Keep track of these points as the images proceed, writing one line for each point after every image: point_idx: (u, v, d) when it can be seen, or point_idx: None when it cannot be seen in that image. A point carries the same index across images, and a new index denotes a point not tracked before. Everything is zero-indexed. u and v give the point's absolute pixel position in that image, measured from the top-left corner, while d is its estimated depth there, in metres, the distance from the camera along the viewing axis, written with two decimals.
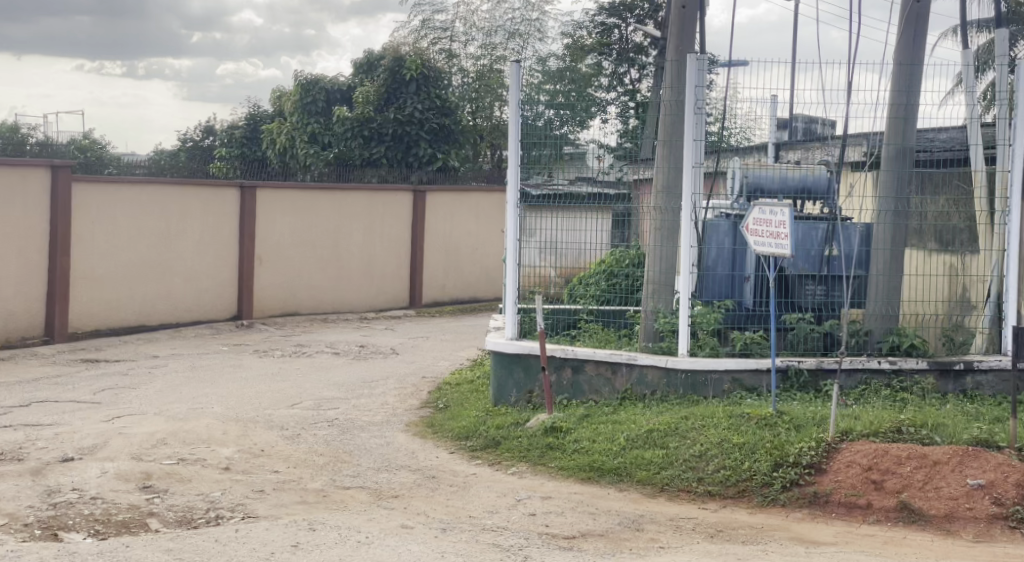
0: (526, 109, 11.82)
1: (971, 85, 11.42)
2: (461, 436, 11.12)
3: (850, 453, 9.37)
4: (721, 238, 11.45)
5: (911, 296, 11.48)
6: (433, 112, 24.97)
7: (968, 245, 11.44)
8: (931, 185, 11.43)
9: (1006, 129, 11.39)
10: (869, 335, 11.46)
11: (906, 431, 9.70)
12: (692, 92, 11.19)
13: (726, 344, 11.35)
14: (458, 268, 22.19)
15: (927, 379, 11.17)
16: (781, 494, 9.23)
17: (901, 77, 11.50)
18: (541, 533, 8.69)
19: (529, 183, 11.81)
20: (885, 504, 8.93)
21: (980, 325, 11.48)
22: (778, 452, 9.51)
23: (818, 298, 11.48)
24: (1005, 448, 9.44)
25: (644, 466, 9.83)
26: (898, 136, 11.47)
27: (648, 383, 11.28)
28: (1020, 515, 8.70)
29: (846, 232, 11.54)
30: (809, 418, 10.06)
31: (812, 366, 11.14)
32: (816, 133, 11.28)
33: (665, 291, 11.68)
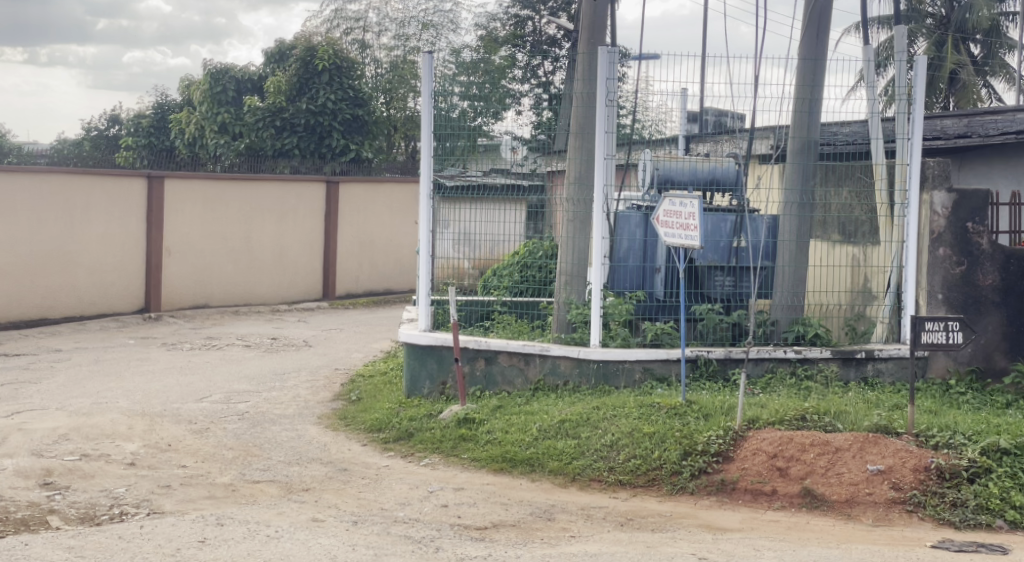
0: (439, 100, 11.88)
1: (873, 82, 11.68)
2: (373, 429, 11.13)
3: (756, 441, 9.55)
4: (633, 229, 11.57)
5: (816, 286, 11.71)
6: (345, 103, 24.80)
7: (870, 237, 11.76)
8: (836, 177, 11.65)
9: (905, 123, 11.69)
10: (775, 326, 11.70)
11: (810, 418, 9.93)
12: (603, 85, 11.31)
13: (637, 334, 11.53)
14: (373, 261, 22.16)
15: (830, 367, 11.45)
16: (690, 483, 9.41)
17: (806, 71, 11.72)
18: (453, 524, 8.75)
19: (444, 174, 11.89)
20: (789, 490, 9.13)
21: (881, 315, 11.76)
22: (688, 440, 9.65)
23: (727, 288, 11.68)
24: (904, 434, 9.59)
25: (556, 456, 9.94)
26: (803, 129, 11.70)
27: (561, 374, 11.39)
28: (917, 499, 8.90)
29: (754, 224, 11.71)
30: (718, 406, 10.24)
31: (721, 355, 11.35)
32: (726, 126, 11.59)
33: (578, 282, 11.80)
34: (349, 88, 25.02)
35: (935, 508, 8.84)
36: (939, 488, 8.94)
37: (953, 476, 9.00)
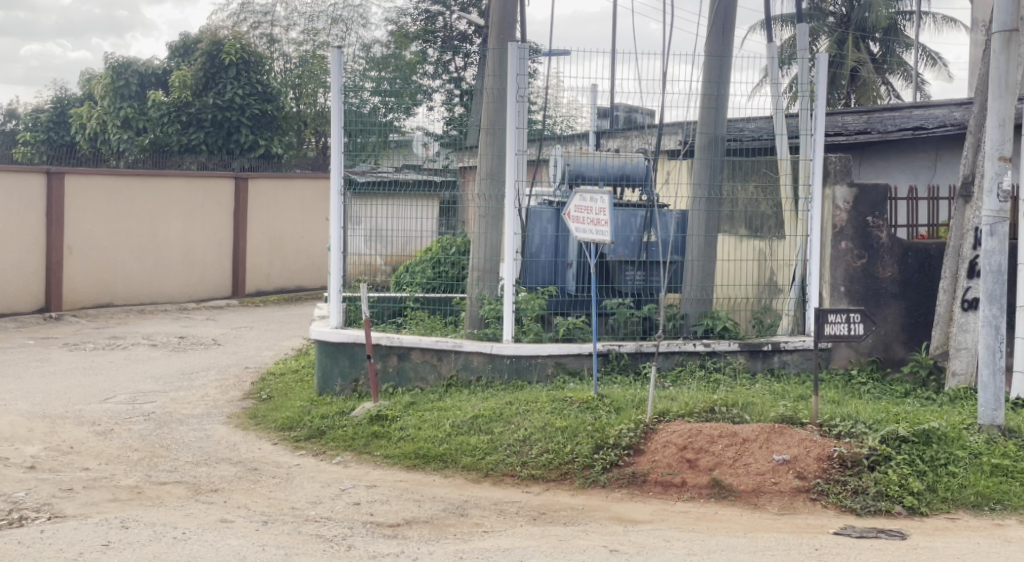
0: (350, 95, 11.80)
1: (777, 78, 11.84)
2: (284, 427, 11.05)
3: (666, 433, 9.65)
4: (544, 225, 11.64)
5: (724, 280, 11.91)
6: (254, 98, 24.49)
7: (776, 231, 11.94)
8: (743, 173, 11.83)
9: (808, 120, 11.92)
10: (684, 320, 11.84)
11: (719, 410, 10.05)
12: (513, 81, 11.32)
13: (549, 329, 11.56)
14: (283, 259, 22.00)
15: (737, 360, 11.63)
16: (602, 476, 9.47)
17: (712, 68, 11.83)
18: (365, 522, 8.72)
19: (355, 170, 11.81)
20: (698, 481, 9.24)
21: (787, 308, 11.97)
22: (599, 434, 9.74)
23: (637, 283, 11.80)
24: (809, 424, 9.74)
25: (469, 452, 9.95)
26: (710, 125, 11.86)
27: (473, 369, 11.41)
28: (821, 487, 9.07)
29: (663, 219, 11.85)
30: (629, 401, 10.39)
31: (632, 349, 11.46)
32: (636, 121, 11.64)
33: (489, 278, 11.82)
34: (257, 83, 24.76)
35: (838, 496, 9.00)
36: (841, 476, 9.11)
37: (855, 464, 9.17)
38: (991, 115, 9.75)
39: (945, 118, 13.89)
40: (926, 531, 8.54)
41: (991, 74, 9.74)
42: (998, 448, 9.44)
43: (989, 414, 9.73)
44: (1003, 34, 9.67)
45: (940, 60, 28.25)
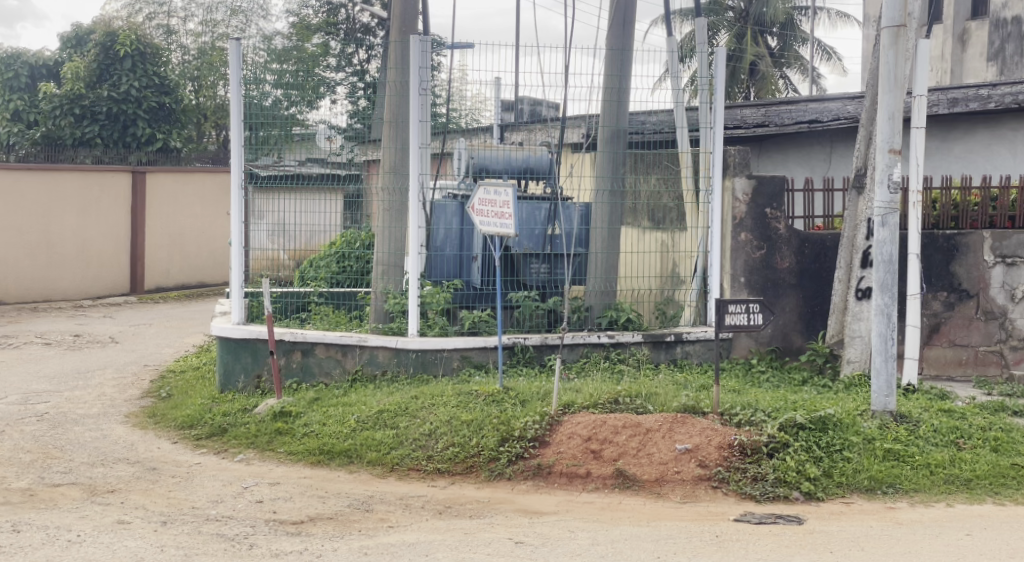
0: (250, 88, 11.68)
1: (676, 72, 11.96)
2: (184, 425, 10.87)
3: (571, 425, 9.70)
4: (449, 219, 11.64)
5: (627, 272, 12.00)
6: (150, 90, 24.19)
7: (677, 223, 12.07)
8: (645, 165, 11.94)
9: (707, 113, 12.06)
10: (589, 311, 11.87)
11: (622, 401, 10.14)
12: (416, 74, 11.32)
13: (455, 323, 11.58)
14: (184, 254, 21.71)
15: (641, 351, 11.74)
16: (507, 468, 9.47)
17: (614, 61, 11.90)
18: (268, 520, 8.62)
19: (258, 164, 11.68)
20: (603, 472, 9.30)
21: (689, 299, 12.10)
22: (505, 427, 9.75)
23: (542, 276, 11.81)
24: (710, 414, 9.85)
25: (374, 447, 9.89)
26: (612, 118, 11.93)
27: (379, 364, 11.35)
28: (721, 475, 9.18)
29: (567, 212, 11.86)
30: (534, 393, 10.45)
31: (537, 342, 11.50)
32: (541, 114, 11.62)
33: (395, 271, 11.73)
34: (154, 75, 24.39)
35: (738, 483, 9.12)
36: (741, 464, 9.22)
37: (754, 452, 9.29)
38: (882, 108, 9.96)
39: (840, 111, 14.13)
40: (823, 515, 8.69)
41: (883, 69, 9.95)
42: (891, 433, 9.65)
43: (882, 400, 9.94)
44: (893, 29, 9.87)
45: (834, 54, 28.78)
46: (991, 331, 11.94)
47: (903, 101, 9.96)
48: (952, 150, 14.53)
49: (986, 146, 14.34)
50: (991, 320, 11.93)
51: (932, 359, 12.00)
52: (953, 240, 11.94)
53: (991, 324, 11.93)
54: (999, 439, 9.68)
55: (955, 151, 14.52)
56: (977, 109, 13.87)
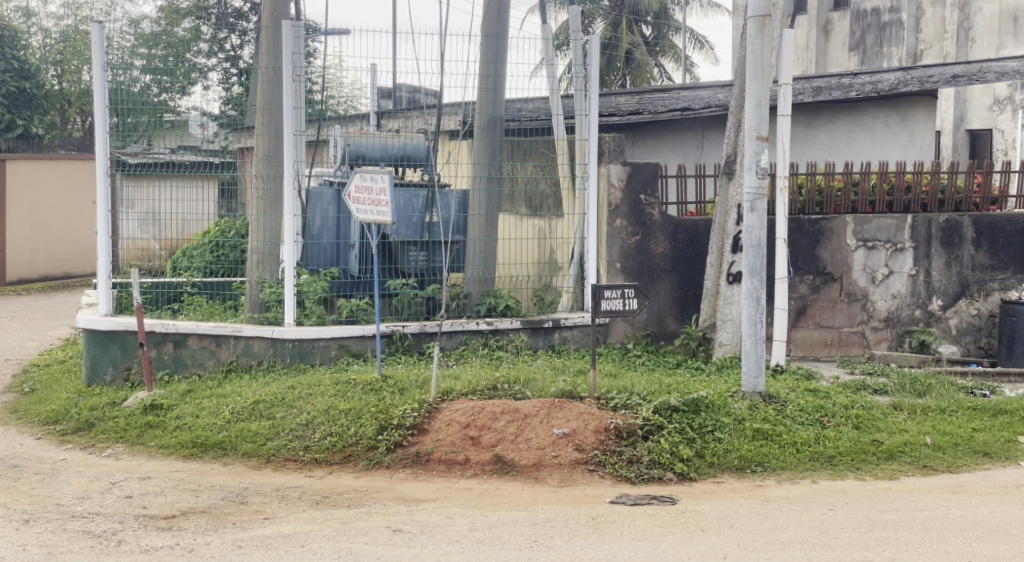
0: (117, 73, 11.39)
1: (552, 60, 11.97)
2: (49, 421, 10.57)
3: (449, 412, 9.67)
4: (325, 206, 11.48)
5: (506, 258, 12.02)
6: (10, 75, 23.38)
7: (554, 209, 12.09)
8: (521, 152, 11.95)
9: (582, 100, 12.13)
10: (468, 299, 11.90)
11: (500, 387, 10.18)
12: (290, 60, 11.18)
13: (332, 311, 11.45)
14: (49, 244, 21.18)
15: (519, 337, 11.80)
16: (385, 457, 9.41)
17: (489, 48, 11.89)
18: (137, 515, 8.44)
19: (127, 151, 11.42)
20: (481, 458, 9.30)
21: (566, 285, 12.19)
22: (383, 416, 9.67)
23: (420, 263, 11.76)
24: (587, 398, 9.93)
25: (249, 439, 9.75)
26: (488, 105, 11.88)
27: (254, 354, 11.19)
28: (598, 459, 9.25)
29: (444, 199, 11.83)
30: (414, 381, 10.42)
31: (415, 330, 11.49)
32: (419, 102, 11.58)
33: (270, 261, 11.58)
34: (15, 60, 23.54)
35: (614, 466, 9.21)
36: (617, 447, 9.31)
37: (630, 435, 9.37)
38: (750, 97, 10.16)
39: (711, 99, 14.34)
40: (695, 495, 8.84)
41: (750, 58, 10.13)
42: (760, 414, 9.85)
43: (751, 381, 10.16)
44: (758, 19, 10.07)
45: (706, 42, 29.27)
46: (854, 312, 12.27)
47: (769, 90, 10.17)
48: (817, 137, 14.85)
49: (848, 132, 14.77)
50: (853, 301, 12.26)
51: (799, 341, 12.28)
52: (818, 225, 12.20)
53: (854, 306, 12.26)
54: (860, 416, 9.96)
55: (821, 138, 14.84)
56: (839, 97, 14.18)
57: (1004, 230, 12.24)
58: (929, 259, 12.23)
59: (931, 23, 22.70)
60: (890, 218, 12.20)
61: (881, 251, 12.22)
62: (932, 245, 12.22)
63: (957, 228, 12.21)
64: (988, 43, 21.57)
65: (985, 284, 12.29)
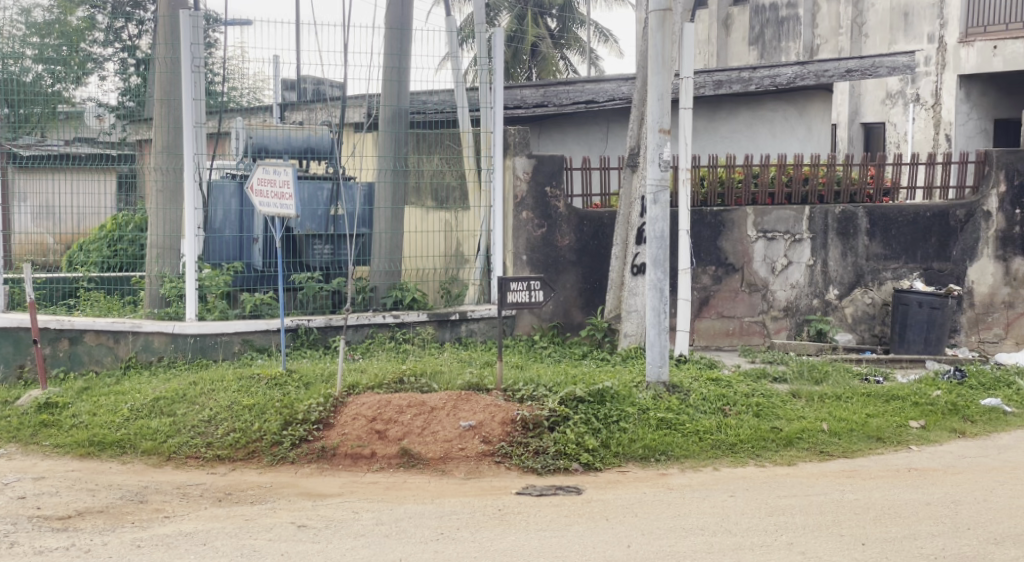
0: (8, 63, 11.19)
1: (457, 54, 11.97)
2: None
3: (356, 405, 9.67)
4: (227, 198, 11.41)
5: (411, 252, 12.00)
6: None
7: (460, 202, 12.11)
8: (427, 145, 11.95)
9: (488, 93, 12.15)
10: (374, 292, 11.86)
11: (407, 380, 10.17)
12: (188, 50, 10.96)
13: (235, 306, 11.31)
14: None
15: (426, 330, 11.82)
16: (290, 452, 9.33)
17: (393, 40, 11.84)
18: (32, 516, 8.28)
19: (19, 143, 11.17)
20: (388, 451, 9.27)
21: (473, 278, 12.22)
22: (288, 411, 9.62)
23: (325, 257, 11.75)
24: (494, 390, 9.97)
25: (150, 436, 9.59)
26: (393, 98, 11.85)
27: (154, 350, 11.02)
28: (505, 450, 9.28)
29: (349, 191, 11.75)
30: (319, 376, 10.37)
31: (321, 323, 11.43)
32: (324, 94, 11.50)
33: (170, 254, 11.44)
34: None
35: (520, 457, 9.24)
36: (523, 438, 9.35)
37: (536, 426, 9.43)
38: (652, 89, 10.26)
39: (615, 92, 14.60)
40: (600, 484, 8.92)
41: (651, 51, 10.23)
42: (663, 403, 9.98)
43: (655, 371, 10.27)
44: (659, 13, 10.15)
45: (610, 36, 29.45)
46: (755, 302, 12.50)
47: (671, 83, 10.28)
48: (718, 130, 15.04)
49: (748, 126, 15.00)
50: (754, 291, 12.49)
51: (703, 331, 12.50)
52: (719, 217, 12.39)
53: (754, 296, 12.49)
54: (760, 404, 10.17)
55: (722, 131, 15.03)
56: (739, 90, 14.37)
57: (896, 221, 12.48)
58: (826, 249, 12.48)
59: (826, 19, 23.05)
60: (788, 209, 12.43)
61: (780, 242, 12.45)
62: (829, 235, 12.46)
63: (852, 218, 12.45)
64: (880, 38, 21.99)
65: (879, 274, 12.54)
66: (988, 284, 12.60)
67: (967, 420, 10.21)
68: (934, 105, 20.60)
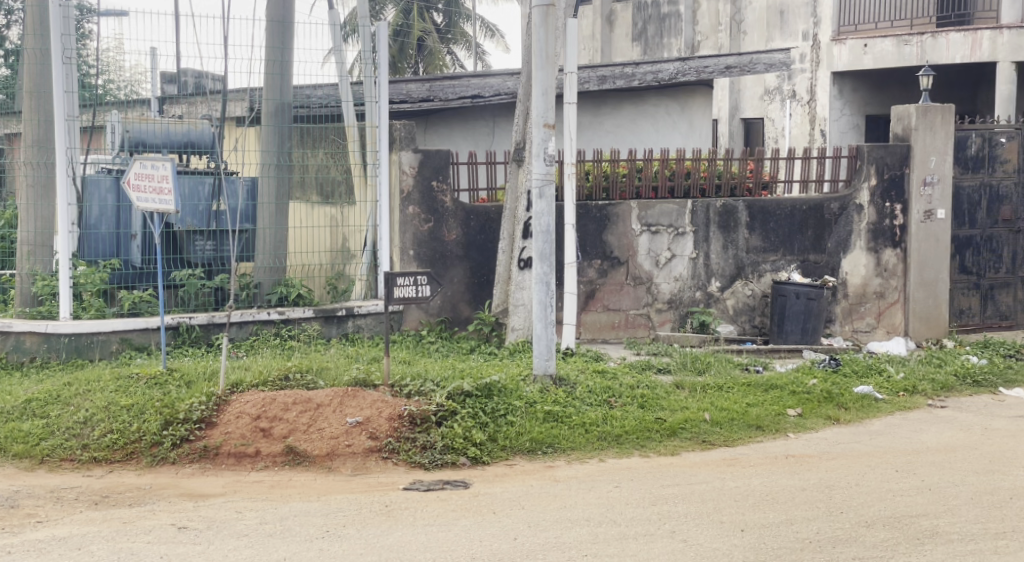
0: None
1: (341, 49, 11.89)
2: None
3: (239, 404, 9.52)
4: (103, 194, 11.12)
5: (296, 248, 11.89)
6: None
7: (345, 197, 12.04)
8: (311, 139, 11.83)
9: (372, 87, 12.13)
10: (257, 289, 11.70)
11: (292, 377, 10.08)
12: (58, 41, 10.76)
13: (113, 304, 11.08)
14: None
15: (311, 326, 11.70)
16: (170, 453, 9.16)
17: (275, 33, 11.62)
18: None
19: None
20: (272, 450, 9.16)
21: (359, 273, 12.16)
22: (168, 411, 9.41)
23: (207, 253, 11.55)
24: (381, 386, 9.92)
25: (21, 439, 9.34)
26: (275, 91, 11.70)
27: (26, 350, 10.76)
28: (392, 446, 9.23)
29: (231, 187, 11.60)
30: (201, 373, 10.26)
31: (202, 321, 11.26)
32: (205, 87, 11.34)
33: (42, 252, 11.21)
34: None
35: (407, 453, 9.21)
36: (411, 434, 9.32)
37: (423, 421, 9.39)
38: (537, 84, 10.29)
39: (500, 87, 14.61)
40: (487, 478, 8.93)
41: (535, 46, 10.25)
42: (550, 396, 10.05)
43: (542, 364, 10.32)
44: (542, 8, 10.18)
45: (496, 30, 29.49)
46: (639, 295, 12.66)
47: (555, 78, 10.32)
48: (603, 125, 15.18)
49: (631, 121, 15.17)
50: (639, 284, 12.65)
51: (589, 324, 12.63)
52: (605, 211, 12.50)
53: (639, 289, 12.65)
54: (644, 396, 10.30)
55: (606, 125, 15.19)
56: (622, 86, 14.57)
57: (774, 214, 12.73)
58: (707, 243, 12.67)
59: (706, 16, 23.40)
60: (671, 204, 12.59)
61: (663, 235, 12.62)
62: (710, 229, 12.66)
63: (732, 212, 12.66)
64: (758, 35, 22.35)
65: (759, 266, 12.77)
66: (860, 275, 12.92)
67: (841, 407, 10.46)
68: (810, 102, 21.07)
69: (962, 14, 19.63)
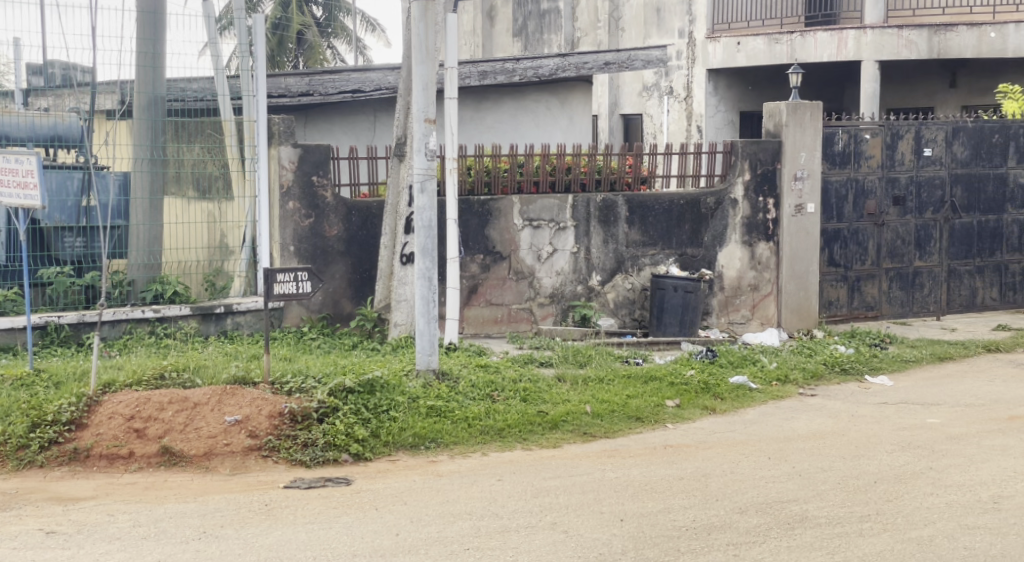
0: None
1: (215, 41, 11.67)
2: None
3: (113, 404, 9.28)
4: None
5: (174, 244, 11.63)
6: None
7: (223, 193, 11.82)
8: (187, 133, 11.62)
9: (249, 81, 11.89)
10: (131, 286, 11.45)
11: (168, 377, 9.88)
12: None
13: None
14: None
15: (188, 324, 11.50)
16: (38, 455, 8.90)
17: (146, 24, 11.35)
18: None
19: None
20: (147, 451, 8.94)
21: (238, 270, 11.94)
22: (36, 412, 9.15)
23: (77, 250, 11.27)
24: (261, 383, 9.78)
25: None
26: (148, 84, 11.45)
27: None
28: (271, 444, 9.08)
29: (101, 182, 11.30)
30: (71, 374, 9.99)
31: (72, 320, 10.99)
32: (72, 79, 11.10)
33: None
34: None
35: (288, 450, 9.07)
36: (291, 431, 9.18)
37: (304, 418, 9.27)
38: (416, 78, 10.19)
39: (381, 81, 14.51)
40: (368, 475, 8.85)
41: (414, 40, 10.17)
42: (432, 391, 10.00)
43: (424, 359, 10.26)
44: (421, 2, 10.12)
45: (377, 25, 29.29)
46: (521, 289, 12.70)
47: (434, 72, 10.25)
48: (484, 120, 15.25)
49: (512, 115, 15.23)
50: (520, 279, 12.69)
51: (471, 318, 12.62)
52: (486, 206, 12.47)
53: (521, 283, 12.69)
54: (527, 389, 10.32)
55: (487, 121, 15.24)
56: (503, 81, 14.51)
57: (653, 209, 12.86)
58: (588, 237, 12.75)
59: (585, 12, 23.54)
60: (553, 198, 12.63)
61: (545, 230, 12.66)
62: (591, 223, 12.74)
63: (612, 207, 12.75)
64: (635, 32, 22.54)
65: (638, 260, 12.90)
66: (735, 268, 13.15)
67: (717, 398, 10.62)
68: (686, 98, 21.38)
69: (829, 14, 20.12)
